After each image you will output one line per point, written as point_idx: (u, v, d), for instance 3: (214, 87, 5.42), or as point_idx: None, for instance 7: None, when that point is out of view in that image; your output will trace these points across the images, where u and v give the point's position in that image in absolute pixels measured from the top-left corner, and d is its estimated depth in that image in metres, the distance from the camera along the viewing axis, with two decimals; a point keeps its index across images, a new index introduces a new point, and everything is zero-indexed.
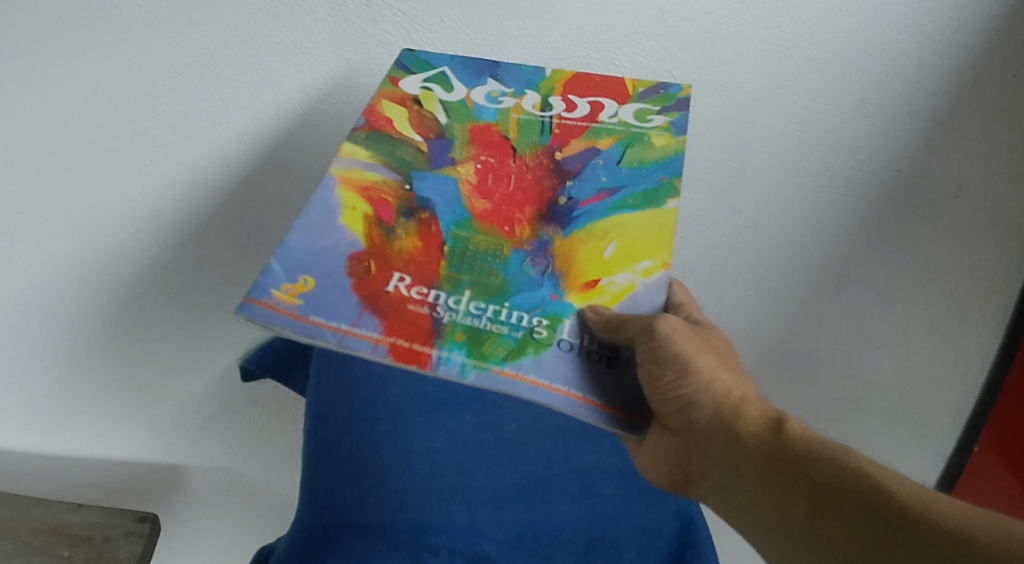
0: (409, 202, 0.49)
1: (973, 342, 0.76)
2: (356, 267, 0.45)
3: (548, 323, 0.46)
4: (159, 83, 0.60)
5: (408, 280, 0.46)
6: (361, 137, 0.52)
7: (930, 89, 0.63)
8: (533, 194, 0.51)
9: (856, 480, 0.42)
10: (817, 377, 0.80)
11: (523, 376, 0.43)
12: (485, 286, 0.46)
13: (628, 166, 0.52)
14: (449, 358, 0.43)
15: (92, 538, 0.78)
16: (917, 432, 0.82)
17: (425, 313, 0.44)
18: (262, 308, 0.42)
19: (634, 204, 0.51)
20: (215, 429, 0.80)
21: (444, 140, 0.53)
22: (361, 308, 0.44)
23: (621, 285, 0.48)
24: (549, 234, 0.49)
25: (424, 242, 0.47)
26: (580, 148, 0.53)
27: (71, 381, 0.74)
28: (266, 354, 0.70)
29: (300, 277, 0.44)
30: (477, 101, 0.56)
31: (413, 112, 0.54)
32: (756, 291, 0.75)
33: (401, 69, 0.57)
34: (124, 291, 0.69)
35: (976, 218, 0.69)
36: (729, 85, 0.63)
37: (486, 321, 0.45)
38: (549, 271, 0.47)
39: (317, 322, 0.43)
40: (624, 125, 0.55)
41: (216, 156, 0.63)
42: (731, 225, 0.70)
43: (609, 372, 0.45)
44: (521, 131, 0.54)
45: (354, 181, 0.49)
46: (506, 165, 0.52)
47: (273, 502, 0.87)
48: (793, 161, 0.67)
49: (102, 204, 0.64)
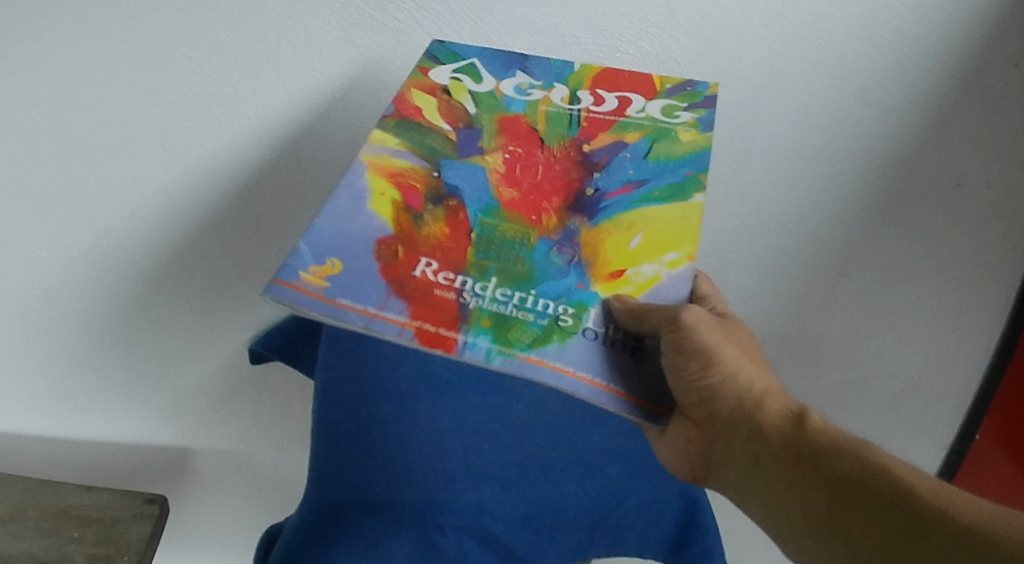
0: (436, 190, 0.50)
1: (975, 329, 0.77)
2: (384, 251, 0.46)
3: (573, 312, 0.46)
4: (171, 69, 0.60)
5: (435, 265, 0.46)
6: (390, 125, 0.53)
7: (932, 76, 0.63)
8: (561, 184, 0.51)
9: (877, 476, 0.43)
10: (820, 362, 0.81)
11: (548, 363, 0.43)
12: (512, 274, 0.46)
13: (655, 160, 0.53)
14: (475, 343, 0.43)
15: (101, 520, 0.78)
16: (920, 417, 0.83)
17: (452, 299, 0.45)
18: (290, 290, 0.42)
19: (661, 197, 0.51)
20: (223, 412, 0.81)
21: (472, 130, 0.54)
22: (387, 292, 0.44)
23: (646, 276, 0.48)
24: (576, 224, 0.49)
25: (452, 229, 0.48)
26: (607, 141, 0.54)
27: (81, 366, 0.75)
28: (275, 337, 0.71)
29: (328, 259, 0.44)
30: (505, 93, 0.56)
31: (442, 102, 0.55)
32: (760, 277, 0.76)
33: (431, 60, 0.58)
34: (135, 276, 0.70)
35: (977, 206, 0.70)
36: (733, 73, 0.64)
37: (512, 308, 0.45)
38: (575, 260, 0.48)
39: (343, 304, 0.43)
40: (652, 120, 0.55)
41: (226, 141, 0.64)
42: (735, 210, 0.71)
43: (632, 362, 0.46)
44: (550, 123, 0.55)
45: (382, 168, 0.50)
46: (534, 155, 0.53)
47: (282, 485, 0.88)
48: (796, 148, 0.68)
49: (114, 189, 0.65)
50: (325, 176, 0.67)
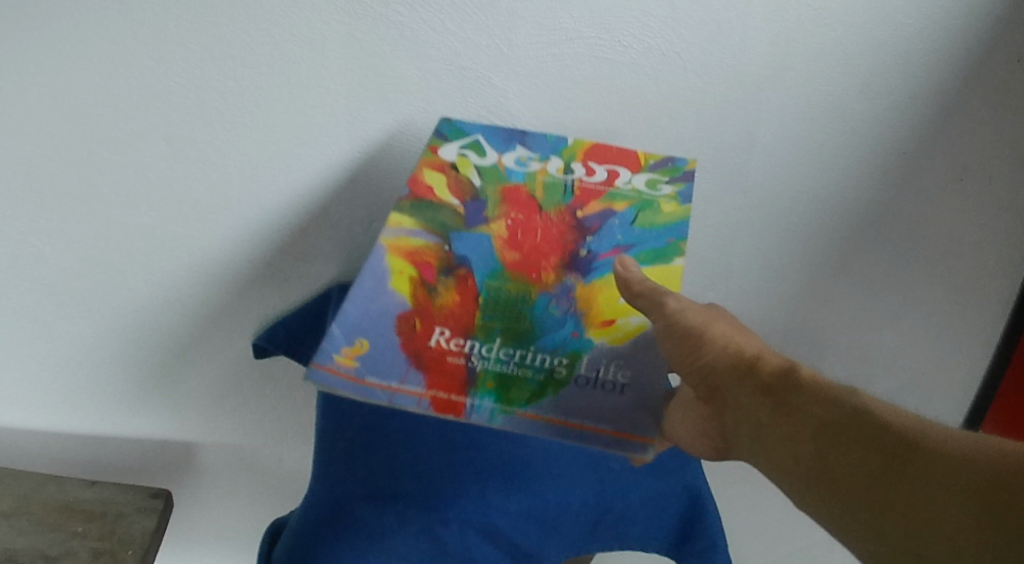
0: (448, 262, 0.54)
1: (979, 319, 0.79)
2: (402, 326, 0.48)
3: (568, 362, 0.49)
4: (173, 64, 0.60)
5: (448, 333, 0.48)
6: (405, 206, 0.58)
7: (935, 71, 0.64)
8: (559, 245, 0.57)
9: (868, 419, 0.44)
10: (822, 352, 0.83)
11: (541, 415, 0.45)
12: (515, 333, 0.50)
13: (641, 227, 0.59)
14: (480, 404, 0.45)
15: (105, 515, 0.77)
16: (925, 402, 0.86)
17: (463, 363, 0.47)
18: (327, 372, 0.44)
19: (647, 259, 0.56)
20: (227, 407, 0.81)
21: (478, 202, 0.59)
22: (408, 366, 0.46)
23: (634, 324, 0.52)
24: (572, 280, 0.54)
25: (462, 296, 0.51)
26: (598, 207, 0.60)
27: (86, 359, 0.75)
28: (276, 333, 0.72)
29: (357, 340, 0.47)
30: (507, 165, 0.62)
31: (450, 177, 0.61)
32: (763, 269, 0.77)
33: (439, 137, 0.63)
34: (141, 269, 0.70)
35: (980, 199, 0.71)
36: (736, 67, 0.64)
37: (513, 365, 0.47)
38: (571, 310, 0.52)
39: (371, 383, 0.45)
40: (637, 192, 0.61)
41: (230, 135, 0.64)
42: (738, 204, 0.72)
43: (624, 401, 0.47)
44: (547, 192, 0.61)
45: (399, 247, 0.54)
46: (534, 219, 0.58)
47: (286, 479, 0.88)
48: (798, 142, 0.68)
49: (118, 183, 0.65)
50: (328, 170, 0.67)
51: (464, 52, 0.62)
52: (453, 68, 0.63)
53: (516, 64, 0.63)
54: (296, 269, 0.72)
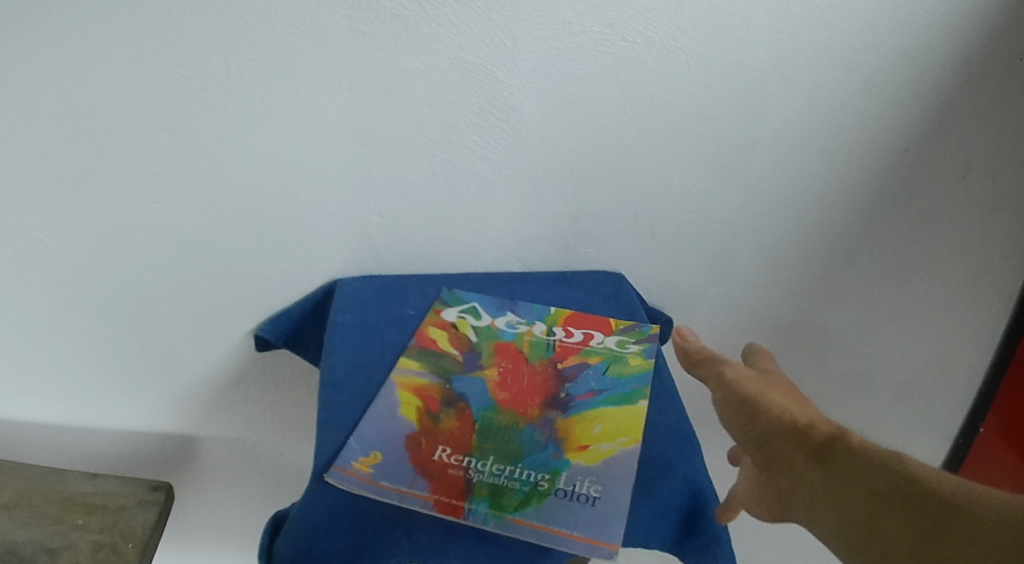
0: (449, 394, 0.62)
1: (981, 317, 0.79)
2: (411, 444, 0.58)
3: (549, 477, 0.56)
4: (178, 56, 0.60)
5: (448, 450, 0.58)
6: (413, 353, 0.65)
7: (938, 68, 0.64)
8: (542, 387, 0.63)
9: (908, 481, 0.45)
10: (824, 350, 0.82)
11: (527, 521, 0.54)
12: (505, 453, 0.58)
13: (613, 375, 0.65)
14: (475, 509, 0.54)
15: (105, 507, 0.77)
16: (927, 402, 0.85)
17: (461, 474, 0.56)
18: (345, 475, 0.55)
19: (616, 400, 0.63)
20: (228, 402, 0.81)
21: (474, 353, 0.65)
22: (415, 474, 0.56)
23: (604, 450, 0.59)
24: (553, 415, 0.61)
25: (461, 422, 0.60)
26: (575, 361, 0.66)
27: (88, 351, 0.75)
28: (281, 325, 0.72)
29: (372, 452, 0.57)
30: (499, 326, 0.69)
31: (451, 333, 0.67)
32: (766, 266, 0.76)
33: (442, 302, 0.71)
34: (143, 262, 0.70)
35: (981, 198, 0.71)
36: (740, 63, 0.64)
37: (504, 478, 0.56)
38: (552, 438, 0.59)
39: (384, 485, 0.55)
40: (608, 348, 0.67)
41: (232, 128, 0.64)
42: (742, 200, 0.72)
43: (593, 511, 0.54)
44: (532, 348, 0.67)
45: (408, 384, 0.62)
46: (521, 369, 0.65)
47: (287, 474, 0.87)
48: (801, 138, 0.68)
49: (121, 175, 0.65)
50: (331, 164, 0.67)
51: (468, 46, 0.62)
52: (456, 62, 0.63)
53: (519, 58, 0.63)
54: (299, 264, 0.72)
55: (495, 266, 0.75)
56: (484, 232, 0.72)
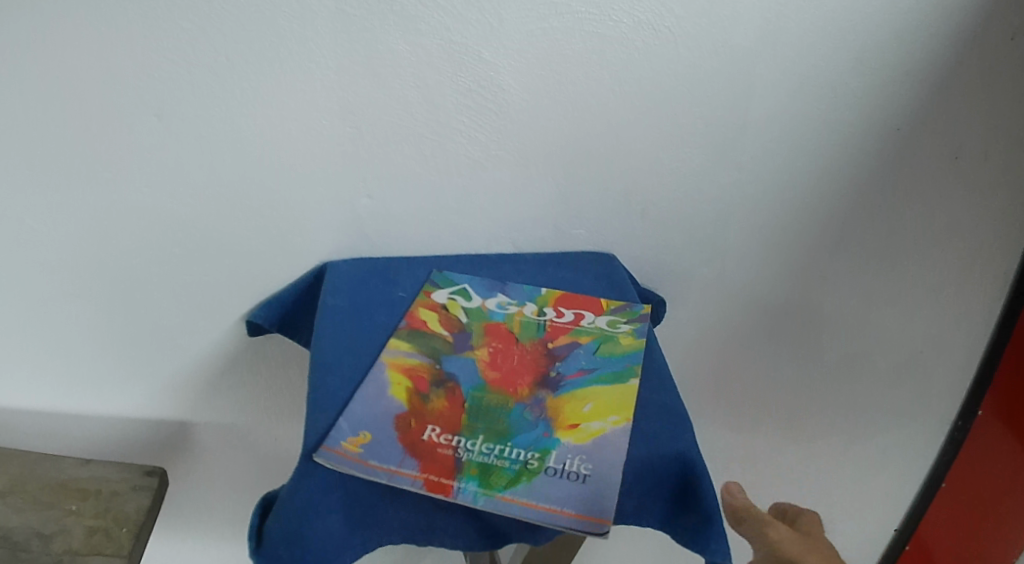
0: (439, 375, 0.62)
1: (976, 297, 0.80)
2: (400, 423, 0.58)
3: (539, 456, 0.56)
4: (165, 40, 0.60)
5: (438, 429, 0.57)
6: (403, 333, 0.65)
7: (927, 47, 0.65)
8: (532, 367, 0.63)
9: None
10: (818, 331, 0.82)
11: (516, 499, 0.53)
12: (495, 432, 0.57)
13: (603, 354, 0.65)
14: (465, 488, 0.53)
15: (100, 492, 0.77)
16: (922, 382, 0.86)
17: (451, 453, 0.55)
18: (334, 454, 0.55)
19: (607, 379, 0.62)
20: (222, 386, 0.81)
21: (464, 334, 0.66)
22: (404, 454, 0.55)
23: (594, 428, 0.58)
24: (543, 394, 0.61)
25: (450, 402, 0.59)
26: (566, 340, 0.66)
27: (81, 337, 0.75)
28: (273, 310, 0.72)
29: (361, 431, 0.56)
30: (490, 306, 0.69)
31: (442, 315, 0.67)
32: (758, 247, 0.76)
33: (433, 284, 0.71)
34: (134, 247, 0.70)
35: (974, 178, 0.72)
36: (728, 43, 0.64)
37: (493, 457, 0.56)
38: (542, 417, 0.59)
39: (374, 464, 0.54)
40: (599, 328, 0.67)
41: (220, 112, 0.64)
42: (733, 179, 0.72)
43: (583, 488, 0.54)
44: (522, 328, 0.66)
45: (398, 364, 0.62)
46: (511, 349, 0.64)
47: (282, 458, 0.88)
48: (791, 118, 0.68)
49: (109, 159, 0.65)
50: (320, 147, 0.67)
51: (454, 27, 0.62)
52: (443, 43, 0.63)
53: (506, 38, 0.63)
54: (289, 248, 0.72)
55: (485, 248, 0.75)
56: (473, 214, 0.72)
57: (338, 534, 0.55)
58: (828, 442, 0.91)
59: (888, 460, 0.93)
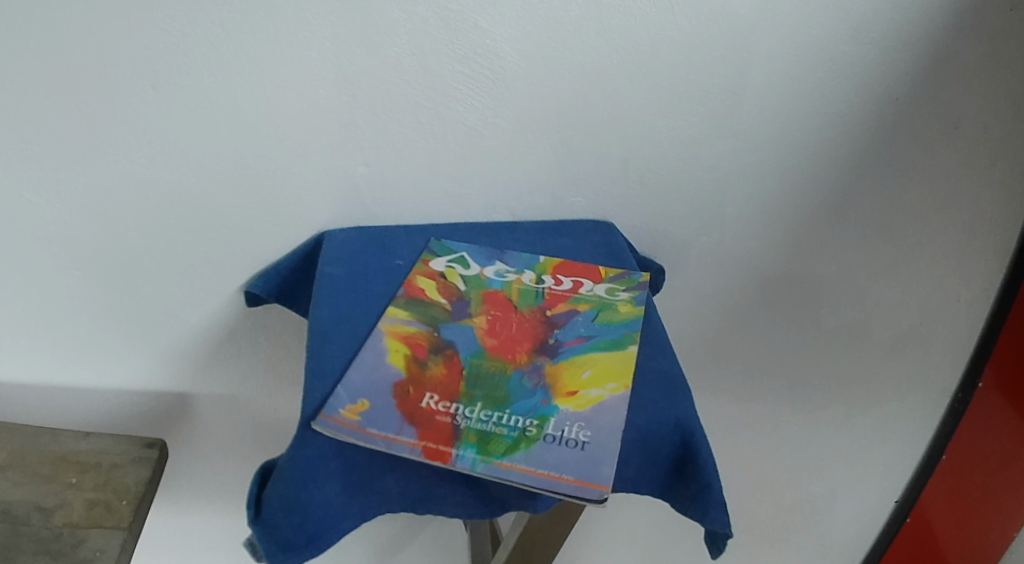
0: (437, 343, 0.61)
1: (975, 268, 0.80)
2: (399, 391, 0.57)
3: (537, 423, 0.56)
4: (158, 9, 0.59)
5: (436, 397, 0.57)
6: (401, 302, 0.64)
7: (927, 14, 0.64)
8: (531, 335, 0.63)
9: None
10: (817, 302, 0.82)
11: (515, 466, 0.53)
12: (493, 399, 0.57)
13: (602, 321, 0.64)
14: (463, 454, 0.53)
15: (99, 466, 0.77)
16: (921, 352, 0.86)
17: (449, 421, 0.55)
18: (332, 422, 0.54)
19: (606, 346, 0.62)
20: (221, 359, 0.81)
21: (462, 302, 0.65)
22: (402, 421, 0.55)
23: (593, 395, 0.58)
24: (542, 361, 0.60)
25: (448, 369, 0.59)
26: (564, 308, 0.65)
27: (79, 310, 0.75)
28: (271, 280, 0.72)
29: (359, 399, 0.56)
30: (488, 275, 0.68)
31: (440, 283, 0.67)
32: (757, 217, 0.76)
33: (431, 252, 0.70)
34: (130, 219, 0.70)
35: (973, 149, 0.72)
36: (726, 10, 0.63)
37: (491, 424, 0.55)
38: (541, 384, 0.59)
39: (372, 432, 0.54)
40: (597, 296, 0.67)
41: (215, 82, 0.63)
42: (732, 148, 0.71)
43: (582, 455, 0.54)
44: (521, 296, 0.66)
45: (396, 332, 0.62)
46: (510, 317, 0.64)
47: (282, 430, 0.88)
48: (791, 86, 0.67)
49: (103, 130, 0.65)
50: (317, 117, 0.66)
51: None
52: (438, 11, 0.62)
53: (502, 6, 0.62)
54: (286, 218, 0.72)
55: (483, 217, 0.75)
56: (471, 183, 0.72)
57: (336, 501, 0.55)
58: (828, 414, 0.91)
59: (888, 432, 0.93)
